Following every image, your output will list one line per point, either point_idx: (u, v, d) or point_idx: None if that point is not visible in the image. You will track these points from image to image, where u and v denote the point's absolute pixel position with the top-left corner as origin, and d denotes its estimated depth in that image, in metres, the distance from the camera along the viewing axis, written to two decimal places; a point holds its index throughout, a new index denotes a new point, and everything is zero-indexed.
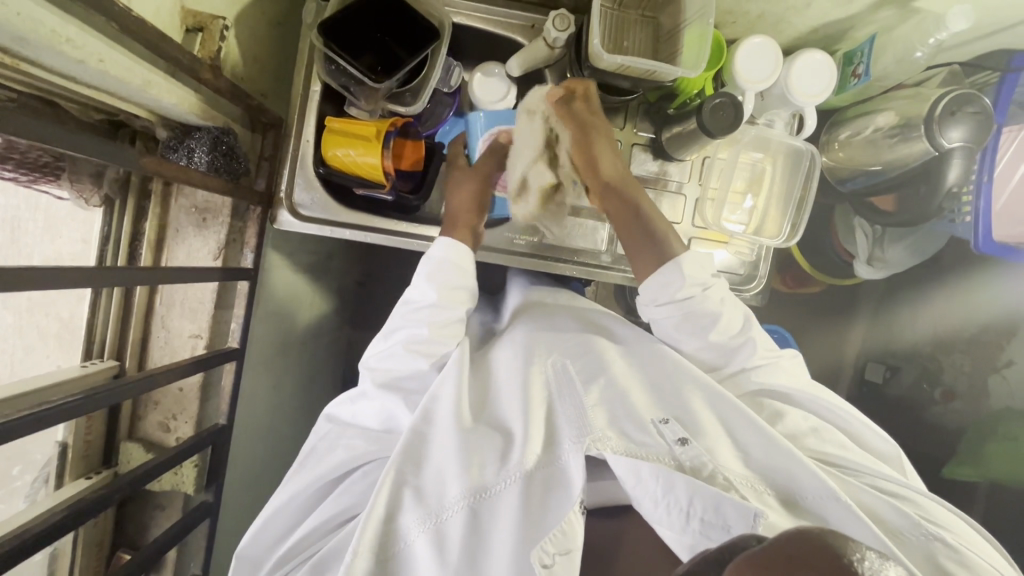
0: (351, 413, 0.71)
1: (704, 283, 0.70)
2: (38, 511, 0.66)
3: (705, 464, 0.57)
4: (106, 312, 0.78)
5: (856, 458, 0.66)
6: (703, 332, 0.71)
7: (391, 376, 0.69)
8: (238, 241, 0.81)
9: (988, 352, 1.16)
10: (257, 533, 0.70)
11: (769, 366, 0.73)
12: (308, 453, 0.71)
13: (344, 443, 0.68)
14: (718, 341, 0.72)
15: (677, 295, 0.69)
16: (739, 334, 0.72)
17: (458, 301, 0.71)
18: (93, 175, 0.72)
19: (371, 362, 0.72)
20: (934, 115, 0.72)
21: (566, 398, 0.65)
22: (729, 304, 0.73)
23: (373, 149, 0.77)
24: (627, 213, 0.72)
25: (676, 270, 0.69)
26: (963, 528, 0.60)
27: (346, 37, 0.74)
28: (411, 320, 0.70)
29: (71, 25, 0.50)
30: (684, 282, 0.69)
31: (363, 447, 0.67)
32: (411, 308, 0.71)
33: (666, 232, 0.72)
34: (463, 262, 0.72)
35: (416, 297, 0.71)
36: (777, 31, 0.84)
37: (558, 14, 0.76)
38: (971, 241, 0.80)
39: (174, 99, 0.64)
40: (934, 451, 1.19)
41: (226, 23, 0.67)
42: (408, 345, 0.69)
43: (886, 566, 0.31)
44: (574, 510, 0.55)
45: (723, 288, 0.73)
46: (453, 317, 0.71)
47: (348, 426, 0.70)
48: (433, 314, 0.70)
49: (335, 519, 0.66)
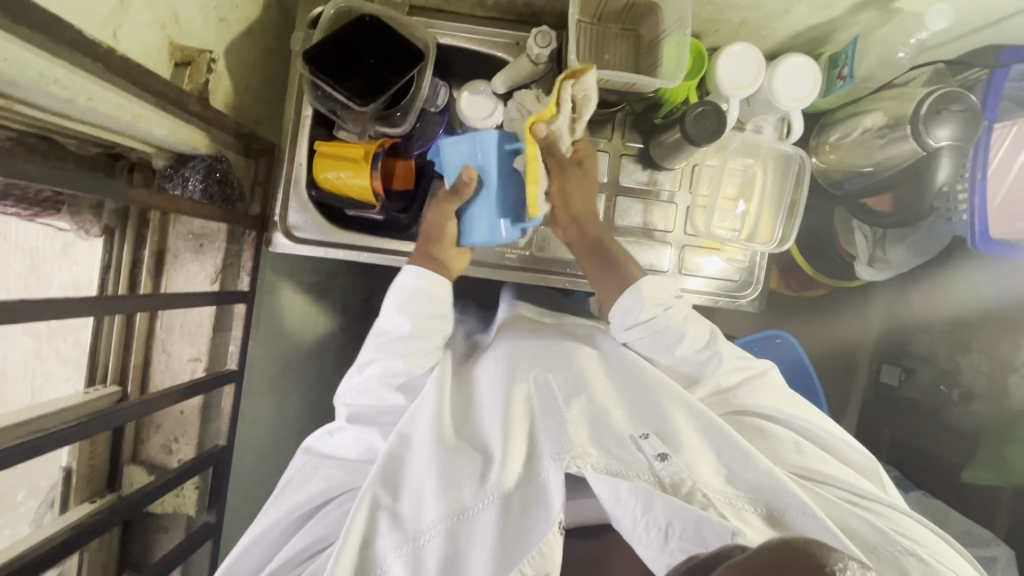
0: (328, 444, 0.72)
1: (665, 304, 0.71)
2: (41, 535, 0.67)
3: (685, 481, 0.56)
4: (108, 339, 0.80)
5: (829, 470, 0.65)
6: (668, 351, 0.72)
7: (370, 409, 0.70)
8: (235, 265, 0.84)
9: (1003, 356, 1.08)
10: (230, 564, 0.69)
11: (748, 385, 0.72)
12: (285, 485, 0.72)
13: (320, 473, 0.69)
14: (686, 358, 0.72)
15: (641, 317, 0.70)
16: (706, 349, 0.72)
17: (435, 331, 0.71)
18: (92, 207, 0.75)
19: (347, 395, 0.72)
20: (920, 115, 0.71)
21: (547, 414, 0.64)
22: (694, 320, 0.74)
23: (362, 170, 0.79)
24: (600, 252, 0.74)
25: (639, 295, 0.70)
26: (942, 546, 0.59)
27: (333, 64, 0.76)
28: (384, 352, 0.70)
29: (60, 67, 0.52)
30: (645, 304, 0.70)
31: (338, 478, 0.68)
32: (385, 338, 0.70)
33: (626, 258, 0.74)
34: (437, 290, 0.71)
35: (389, 328, 0.71)
36: (760, 37, 0.84)
37: (541, 30, 0.76)
38: (967, 238, 0.78)
39: (164, 130, 0.67)
40: (951, 456, 1.15)
41: (212, 56, 0.69)
42: (381, 377, 0.69)
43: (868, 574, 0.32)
44: (552, 531, 0.55)
45: (689, 307, 0.74)
46: (430, 346, 0.71)
47: (325, 458, 0.71)
48: (409, 345, 0.69)
49: (310, 549, 0.66)
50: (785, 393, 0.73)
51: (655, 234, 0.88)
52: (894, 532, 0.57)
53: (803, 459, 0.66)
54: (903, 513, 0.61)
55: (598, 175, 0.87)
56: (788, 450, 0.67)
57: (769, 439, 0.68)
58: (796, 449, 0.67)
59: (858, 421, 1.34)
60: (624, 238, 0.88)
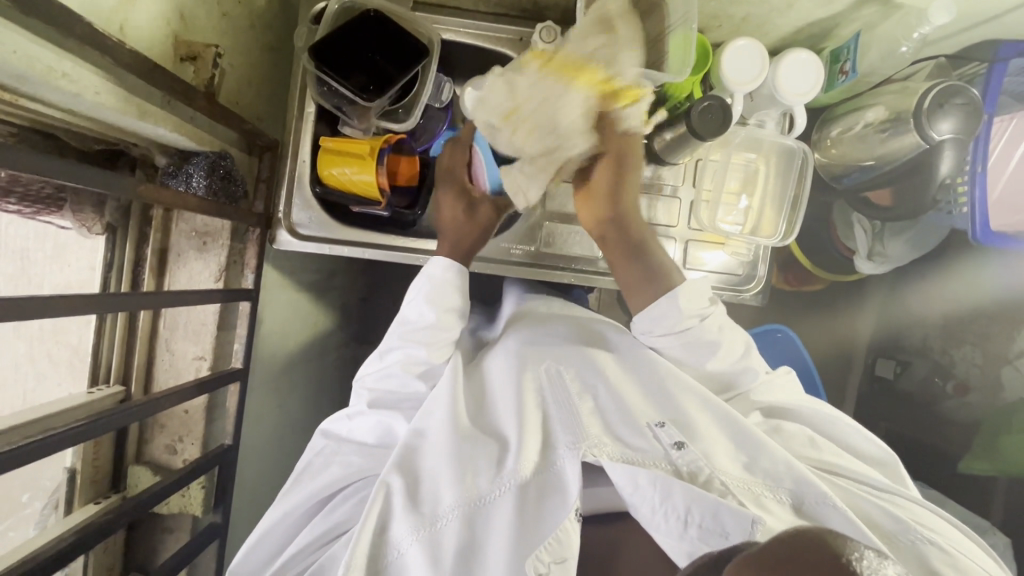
0: (345, 427, 0.71)
1: (703, 313, 0.69)
2: (46, 538, 0.66)
3: (702, 469, 0.57)
4: (110, 339, 0.80)
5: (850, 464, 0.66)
6: (703, 361, 0.70)
7: (392, 396, 0.71)
8: (238, 264, 0.82)
9: (996, 346, 1.11)
10: (249, 550, 0.70)
11: (765, 386, 0.74)
12: (303, 470, 0.70)
13: (340, 459, 0.69)
14: (723, 367, 0.71)
15: (675, 325, 0.68)
16: (739, 362, 0.71)
17: (457, 324, 0.72)
18: (95, 205, 0.74)
19: (369, 380, 0.72)
20: (922, 109, 0.73)
21: (560, 402, 0.65)
22: (729, 330, 0.71)
23: (368, 166, 0.78)
24: (638, 262, 0.73)
25: (674, 304, 0.68)
26: (973, 549, 0.59)
27: (339, 58, 0.75)
28: (408, 340, 0.70)
29: (67, 60, 0.51)
30: (681, 313, 0.68)
31: (359, 463, 0.68)
32: (410, 326, 0.70)
33: (663, 261, 0.73)
34: (459, 281, 0.71)
35: (412, 316, 0.71)
36: (763, 32, 0.84)
37: (546, 25, 0.77)
38: (968, 230, 0.79)
39: (170, 126, 0.66)
40: (948, 447, 1.17)
41: (219, 50, 0.68)
42: (405, 365, 0.69)
43: (885, 565, 0.33)
44: (569, 517, 0.55)
45: (723, 316, 0.72)
46: (453, 337, 0.71)
47: (343, 442, 0.71)
48: (432, 333, 0.70)
49: (326, 535, 0.66)
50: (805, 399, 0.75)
51: (659, 228, 0.88)
52: (914, 523, 0.57)
53: (824, 456, 0.66)
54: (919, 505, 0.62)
55: None
56: (805, 446, 0.67)
57: (788, 437, 0.68)
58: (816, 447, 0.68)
59: (856, 415, 1.35)
60: None
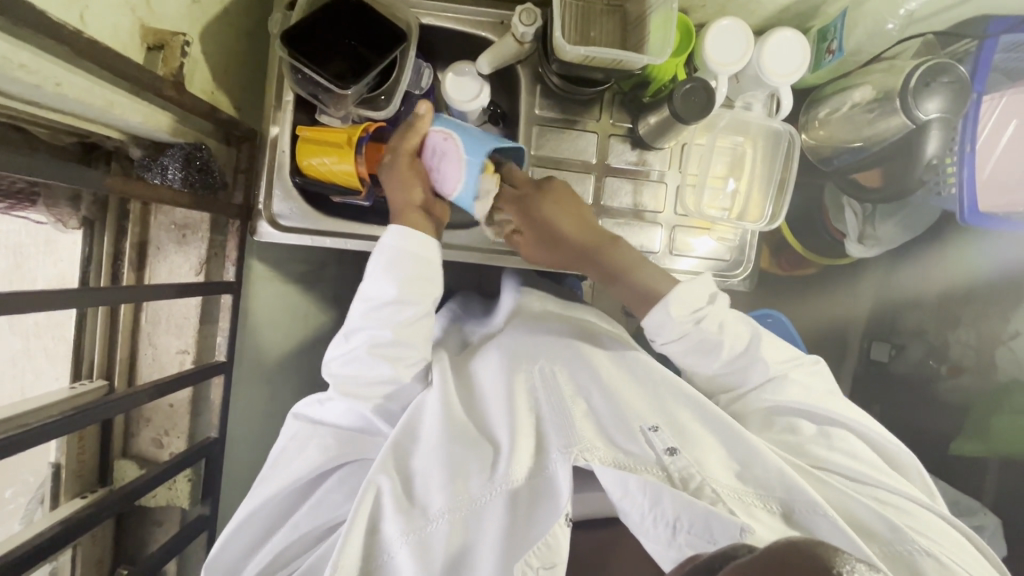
0: (319, 412, 0.71)
1: (698, 315, 0.69)
2: (31, 532, 0.67)
3: (694, 476, 0.56)
4: (92, 333, 0.79)
5: (839, 459, 0.66)
6: (709, 359, 0.71)
7: (359, 380, 0.69)
8: (220, 256, 0.83)
9: (992, 327, 1.13)
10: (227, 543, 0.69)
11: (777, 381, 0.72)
12: (278, 457, 0.70)
13: (316, 442, 0.68)
14: (724, 366, 0.72)
15: (675, 331, 0.69)
16: (744, 356, 0.72)
17: (425, 294, 0.69)
18: (70, 199, 0.73)
19: (334, 367, 0.71)
20: (909, 87, 0.72)
21: (553, 405, 0.64)
22: (732, 322, 0.72)
23: (347, 155, 0.75)
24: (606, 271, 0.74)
25: (667, 313, 0.68)
26: (957, 543, 0.60)
27: (314, 46, 0.73)
28: (373, 320, 0.68)
29: (25, 50, 0.50)
30: (674, 321, 0.68)
31: (336, 448, 0.67)
32: (372, 306, 0.69)
33: (652, 276, 0.72)
34: (424, 251, 0.69)
35: (374, 294, 0.69)
36: (748, 12, 0.83)
37: (525, 7, 0.74)
38: (956, 213, 0.78)
39: (140, 117, 0.65)
40: (940, 429, 1.17)
41: (187, 38, 0.66)
42: (372, 347, 0.68)
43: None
44: (558, 522, 0.55)
45: (725, 310, 0.71)
46: (419, 311, 0.69)
47: (317, 426, 0.70)
48: (398, 311, 0.68)
49: (318, 529, 0.66)
50: (819, 389, 0.73)
51: (646, 215, 0.87)
52: (910, 530, 0.57)
53: (818, 451, 0.67)
54: (907, 500, 0.62)
55: (586, 156, 0.86)
56: (804, 442, 0.68)
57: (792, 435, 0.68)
58: (818, 444, 0.67)
59: None
60: (614, 220, 0.86)
